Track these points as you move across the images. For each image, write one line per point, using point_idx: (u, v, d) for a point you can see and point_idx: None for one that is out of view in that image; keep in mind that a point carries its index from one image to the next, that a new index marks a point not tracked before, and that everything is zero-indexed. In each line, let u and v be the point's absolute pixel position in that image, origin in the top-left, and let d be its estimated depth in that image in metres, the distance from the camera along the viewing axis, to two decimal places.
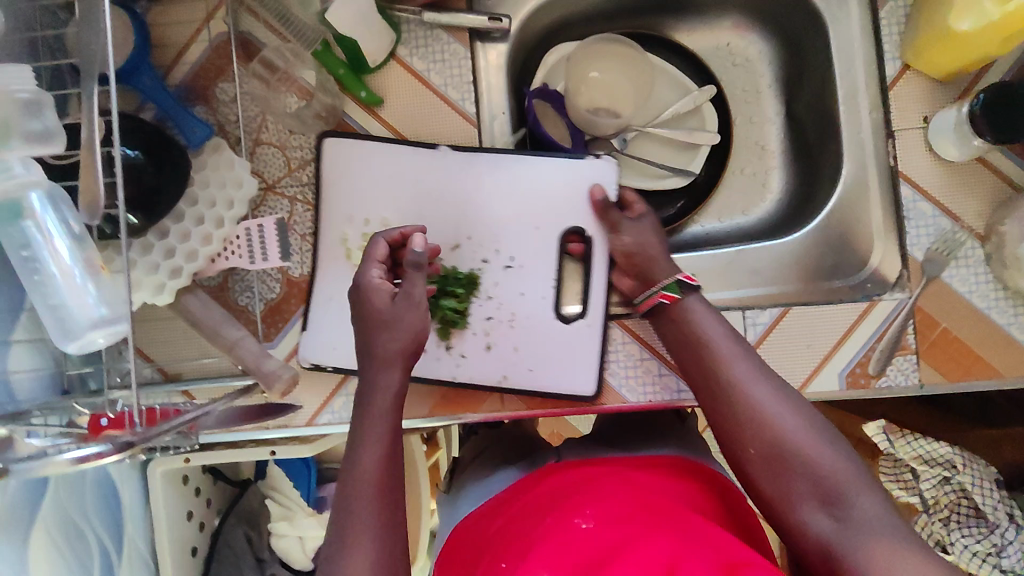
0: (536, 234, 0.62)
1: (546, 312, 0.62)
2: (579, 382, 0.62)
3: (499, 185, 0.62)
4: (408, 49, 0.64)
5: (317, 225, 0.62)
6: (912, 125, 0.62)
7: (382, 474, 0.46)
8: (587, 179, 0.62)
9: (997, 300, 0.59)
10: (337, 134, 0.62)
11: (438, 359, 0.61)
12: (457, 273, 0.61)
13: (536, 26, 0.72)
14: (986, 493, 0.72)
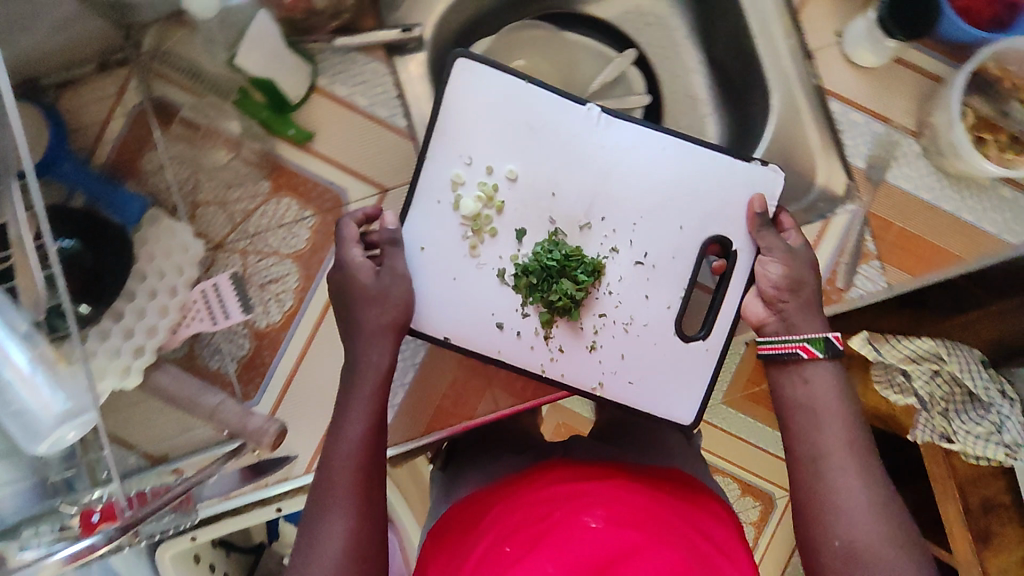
0: (678, 233, 0.59)
1: (670, 323, 0.60)
2: (678, 411, 0.62)
3: (654, 172, 0.59)
4: (327, 78, 0.63)
5: (274, 273, 0.62)
6: (828, 42, 0.63)
7: (363, 453, 0.52)
8: (748, 188, 0.59)
9: (942, 189, 0.61)
10: (471, 56, 0.57)
11: (530, 349, 0.60)
12: (583, 258, 0.58)
13: (448, 29, 0.70)
14: (975, 376, 0.76)
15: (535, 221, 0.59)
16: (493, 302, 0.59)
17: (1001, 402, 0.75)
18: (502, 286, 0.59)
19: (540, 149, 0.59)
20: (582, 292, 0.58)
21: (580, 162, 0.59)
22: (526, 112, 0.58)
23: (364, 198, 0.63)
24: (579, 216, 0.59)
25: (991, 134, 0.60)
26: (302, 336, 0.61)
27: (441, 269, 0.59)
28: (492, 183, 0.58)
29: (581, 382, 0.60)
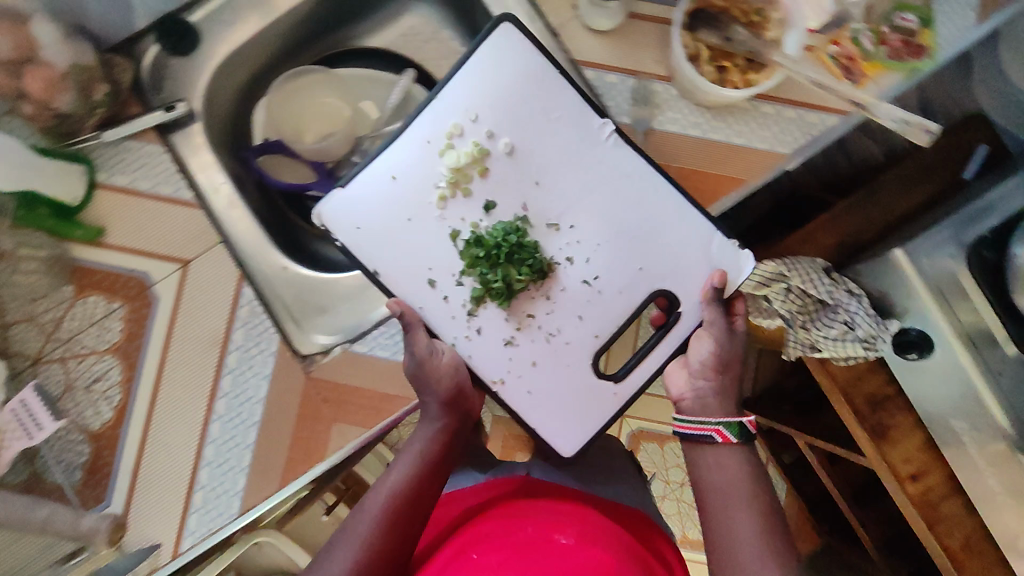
0: (635, 271, 0.58)
1: (592, 350, 0.58)
2: (565, 443, 0.59)
3: (609, 193, 0.58)
4: (106, 172, 0.63)
5: (96, 374, 0.62)
6: (568, 16, 0.66)
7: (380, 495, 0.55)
8: (715, 262, 0.59)
9: (708, 123, 0.64)
10: (511, 26, 0.56)
11: (450, 319, 0.57)
12: (536, 255, 0.56)
13: (224, 95, 0.70)
14: (817, 283, 0.76)
15: (508, 202, 0.57)
16: (429, 255, 0.57)
17: (849, 300, 0.75)
18: (451, 243, 0.57)
19: (558, 147, 0.57)
20: (520, 287, 0.57)
21: (562, 176, 0.57)
22: (540, 99, 0.57)
23: (167, 275, 0.63)
24: (547, 213, 0.57)
25: (730, 62, 0.62)
26: (138, 426, 0.62)
27: (393, 207, 0.56)
28: (478, 145, 0.56)
29: (480, 367, 0.57)
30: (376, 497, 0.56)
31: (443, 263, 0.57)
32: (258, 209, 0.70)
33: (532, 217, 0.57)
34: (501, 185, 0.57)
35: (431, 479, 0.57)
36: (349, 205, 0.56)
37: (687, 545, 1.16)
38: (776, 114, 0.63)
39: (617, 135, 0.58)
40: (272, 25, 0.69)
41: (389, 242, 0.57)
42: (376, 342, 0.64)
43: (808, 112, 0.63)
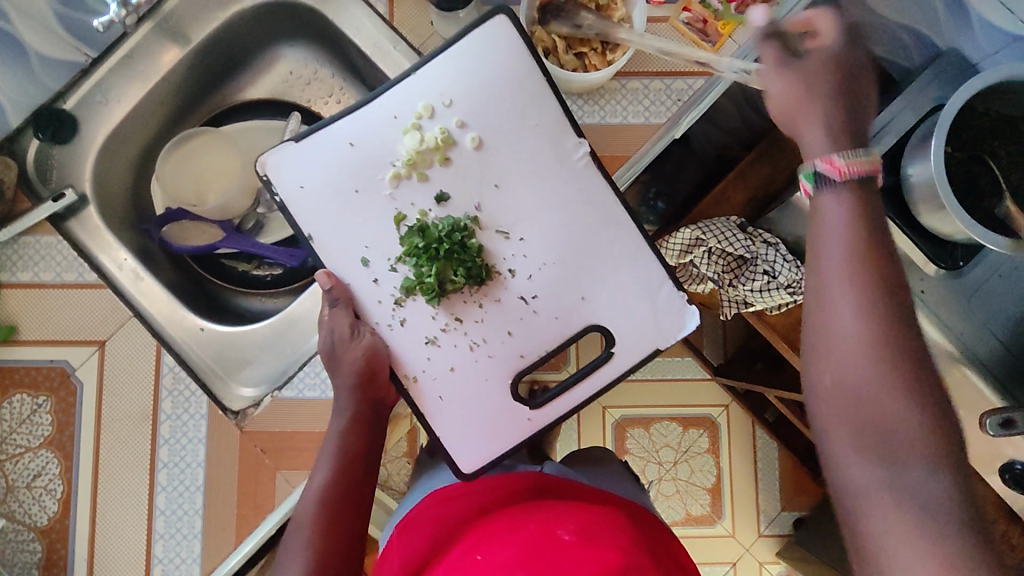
0: (574, 298, 0.57)
1: (516, 369, 0.57)
2: (467, 461, 0.57)
3: (568, 212, 0.56)
4: (9, 272, 0.67)
5: (33, 473, 0.66)
6: (428, 34, 0.68)
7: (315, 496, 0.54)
8: (666, 307, 0.57)
9: (581, 107, 0.67)
10: (513, 21, 0.55)
11: (376, 303, 0.56)
12: (471, 255, 0.55)
13: (117, 174, 0.71)
14: (732, 239, 0.72)
15: (463, 197, 0.56)
16: (366, 234, 0.56)
17: (766, 249, 0.71)
18: (393, 226, 0.56)
19: (528, 165, 0.56)
20: (453, 286, 0.56)
21: (522, 195, 0.56)
22: (519, 108, 0.56)
23: (85, 359, 0.67)
24: (500, 221, 0.56)
25: (587, 46, 0.64)
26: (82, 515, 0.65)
27: (346, 174, 0.56)
28: (446, 132, 0.55)
29: (400, 355, 0.56)
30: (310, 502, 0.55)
31: (381, 243, 0.56)
32: (170, 279, 0.71)
33: (481, 220, 0.56)
34: (457, 185, 0.56)
35: (357, 473, 0.56)
36: (304, 165, 0.56)
37: (687, 521, 1.15)
38: (646, 88, 0.67)
39: (589, 159, 0.56)
40: (149, 93, 0.70)
41: (336, 210, 0.56)
42: (303, 384, 0.63)
43: (674, 80, 0.67)
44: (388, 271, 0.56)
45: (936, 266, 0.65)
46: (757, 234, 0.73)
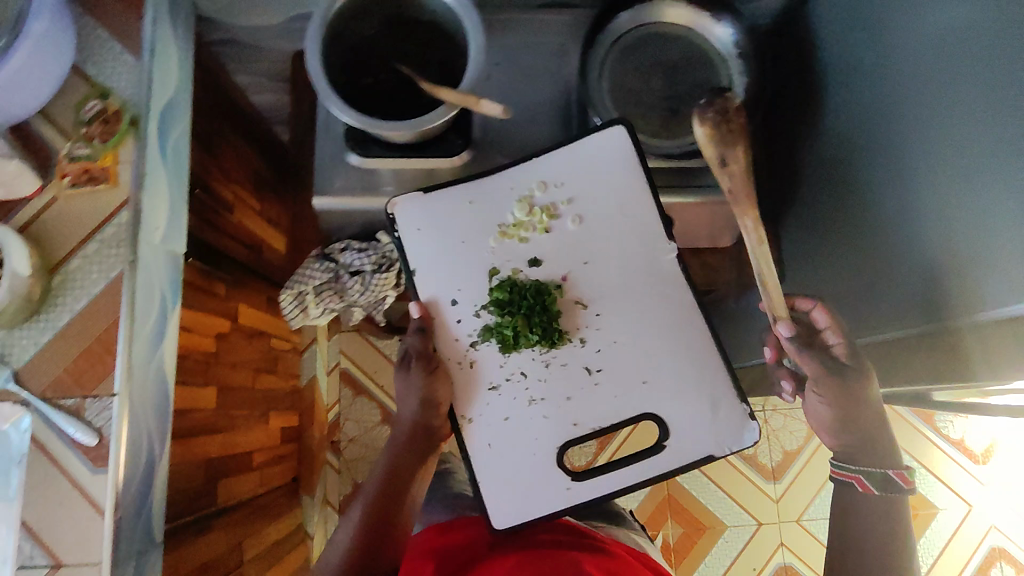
0: (642, 387, 0.75)
1: (572, 438, 0.75)
2: (499, 516, 0.75)
3: (645, 281, 0.76)
4: None
5: None
6: None
7: (350, 557, 0.76)
8: (727, 433, 0.75)
9: (52, 315, 0.70)
10: (623, 123, 0.77)
11: (459, 339, 0.77)
12: (532, 303, 0.75)
13: None
14: (325, 270, 0.84)
15: (553, 270, 0.76)
16: (461, 281, 0.77)
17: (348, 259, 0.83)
18: (489, 278, 0.77)
19: (619, 288, 0.76)
20: (523, 342, 0.75)
21: (603, 276, 0.76)
22: (625, 201, 0.77)
23: None
24: (582, 292, 0.76)
25: None
26: None
27: (450, 227, 0.78)
28: (547, 208, 0.77)
29: (482, 376, 0.76)
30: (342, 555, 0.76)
31: (473, 290, 0.77)
32: None
33: (564, 290, 0.76)
34: (554, 265, 0.77)
35: (369, 541, 0.77)
36: (426, 215, 0.78)
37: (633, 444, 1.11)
38: (87, 257, 0.70)
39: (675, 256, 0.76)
40: None
41: (455, 262, 0.77)
42: None
43: (103, 230, 0.70)
44: (473, 317, 0.77)
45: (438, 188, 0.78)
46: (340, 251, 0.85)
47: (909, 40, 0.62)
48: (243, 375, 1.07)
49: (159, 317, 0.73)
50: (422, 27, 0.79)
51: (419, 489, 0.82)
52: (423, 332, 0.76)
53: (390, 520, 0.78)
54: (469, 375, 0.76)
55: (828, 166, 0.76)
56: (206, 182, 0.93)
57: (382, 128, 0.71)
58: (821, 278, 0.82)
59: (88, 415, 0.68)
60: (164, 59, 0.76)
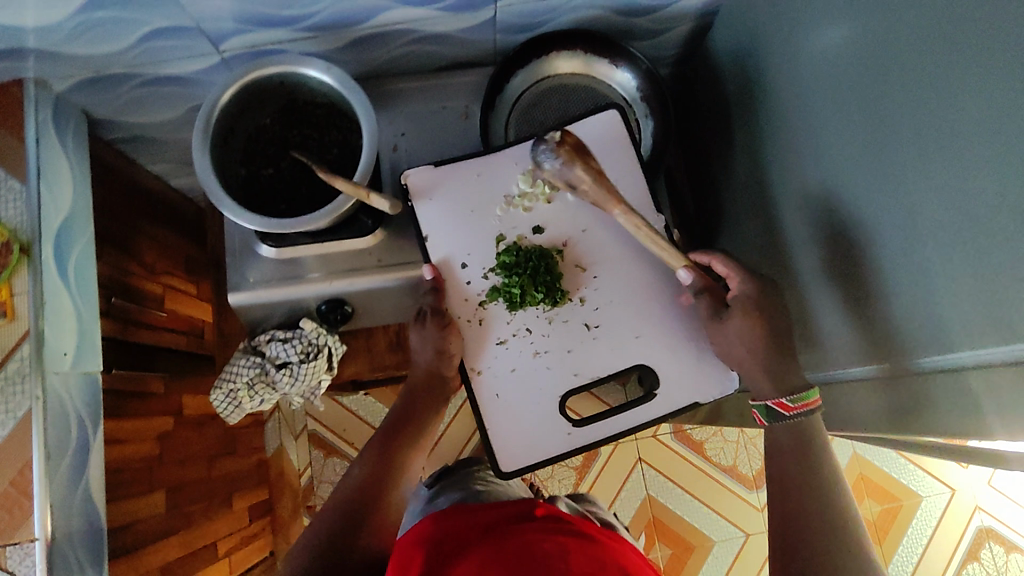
0: (634, 342, 0.78)
1: (574, 386, 0.78)
2: (506, 458, 0.78)
3: (642, 249, 0.79)
4: None
5: None
6: None
7: (353, 489, 0.76)
8: (714, 380, 0.77)
9: None
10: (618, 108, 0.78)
11: (467, 299, 0.79)
12: (537, 260, 0.77)
13: None
14: (253, 364, 0.83)
15: (555, 236, 0.79)
16: (470, 247, 0.79)
17: (276, 350, 0.82)
18: (495, 242, 0.79)
19: (614, 254, 0.79)
20: (529, 300, 0.78)
21: (602, 242, 0.79)
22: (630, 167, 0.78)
23: None
24: (581, 256, 0.79)
25: None
26: None
27: (471, 194, 0.79)
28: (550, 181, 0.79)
29: (492, 331, 0.79)
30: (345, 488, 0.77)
31: (482, 255, 0.79)
32: None
33: (566, 254, 0.79)
34: (552, 232, 0.79)
35: (378, 477, 0.77)
36: (434, 188, 0.79)
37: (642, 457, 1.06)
38: None
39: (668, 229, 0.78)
40: None
41: (464, 226, 0.79)
42: None
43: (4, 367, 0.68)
44: (482, 278, 0.79)
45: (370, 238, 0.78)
46: (265, 343, 0.83)
47: (815, 85, 0.65)
48: (196, 467, 1.04)
49: (78, 445, 0.71)
50: (319, 109, 0.77)
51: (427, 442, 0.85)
52: (438, 291, 0.78)
53: (393, 469, 0.79)
54: (478, 331, 0.79)
55: (791, 197, 0.73)
56: (125, 285, 0.90)
57: (288, 226, 0.69)
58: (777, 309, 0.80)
59: (12, 561, 0.66)
60: (56, 180, 0.74)
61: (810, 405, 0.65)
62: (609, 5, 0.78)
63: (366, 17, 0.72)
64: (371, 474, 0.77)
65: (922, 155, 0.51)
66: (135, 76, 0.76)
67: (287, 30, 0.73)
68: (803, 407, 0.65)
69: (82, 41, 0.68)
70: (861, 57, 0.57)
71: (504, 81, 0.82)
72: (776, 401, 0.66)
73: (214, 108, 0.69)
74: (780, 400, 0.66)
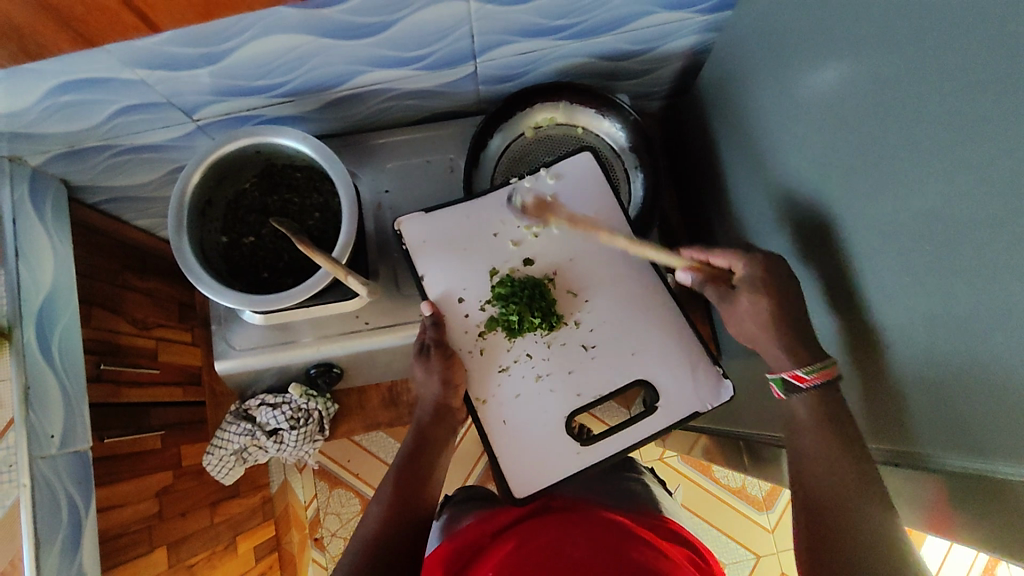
0: (633, 357, 0.73)
1: (579, 406, 0.72)
2: (517, 483, 0.69)
3: (629, 272, 0.75)
4: None
5: None
6: None
7: (377, 530, 0.68)
8: (709, 393, 0.71)
9: None
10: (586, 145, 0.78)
11: (464, 332, 0.74)
12: (532, 288, 0.73)
13: None
14: (245, 431, 0.86)
15: (546, 264, 0.75)
16: (467, 280, 0.74)
17: (267, 417, 0.86)
18: (489, 276, 0.74)
19: (609, 274, 0.75)
20: (529, 325, 0.72)
21: (594, 265, 0.75)
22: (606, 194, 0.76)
23: None
24: (573, 281, 0.75)
25: None
26: None
27: (458, 227, 0.75)
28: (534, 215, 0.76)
29: (494, 360, 0.73)
30: (366, 529, 0.69)
31: (479, 288, 0.74)
32: None
33: (557, 282, 0.75)
34: (545, 259, 0.75)
35: (402, 517, 0.70)
36: (425, 225, 0.75)
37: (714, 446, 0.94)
38: None
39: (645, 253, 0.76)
40: None
41: (457, 260, 0.75)
42: None
43: None
44: (480, 311, 0.74)
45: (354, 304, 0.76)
46: (253, 409, 0.86)
47: (798, 142, 0.64)
48: (200, 517, 0.99)
49: (69, 525, 0.71)
50: (298, 172, 0.76)
51: (442, 475, 0.76)
52: (438, 325, 0.73)
53: (412, 513, 0.71)
54: (478, 363, 0.73)
55: (781, 244, 0.71)
56: (115, 346, 0.87)
57: (270, 303, 0.67)
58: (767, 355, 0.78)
59: None
60: (37, 258, 0.73)
61: (828, 375, 0.60)
62: (590, 52, 0.77)
63: (343, 80, 0.72)
64: (391, 522, 0.69)
65: (909, 231, 0.49)
66: (109, 147, 0.75)
67: (263, 97, 0.71)
68: (820, 378, 0.59)
69: (54, 121, 0.66)
70: (842, 120, 0.56)
71: (486, 137, 0.83)
72: (791, 372, 0.61)
73: (187, 187, 0.68)
74: (795, 372, 0.61)
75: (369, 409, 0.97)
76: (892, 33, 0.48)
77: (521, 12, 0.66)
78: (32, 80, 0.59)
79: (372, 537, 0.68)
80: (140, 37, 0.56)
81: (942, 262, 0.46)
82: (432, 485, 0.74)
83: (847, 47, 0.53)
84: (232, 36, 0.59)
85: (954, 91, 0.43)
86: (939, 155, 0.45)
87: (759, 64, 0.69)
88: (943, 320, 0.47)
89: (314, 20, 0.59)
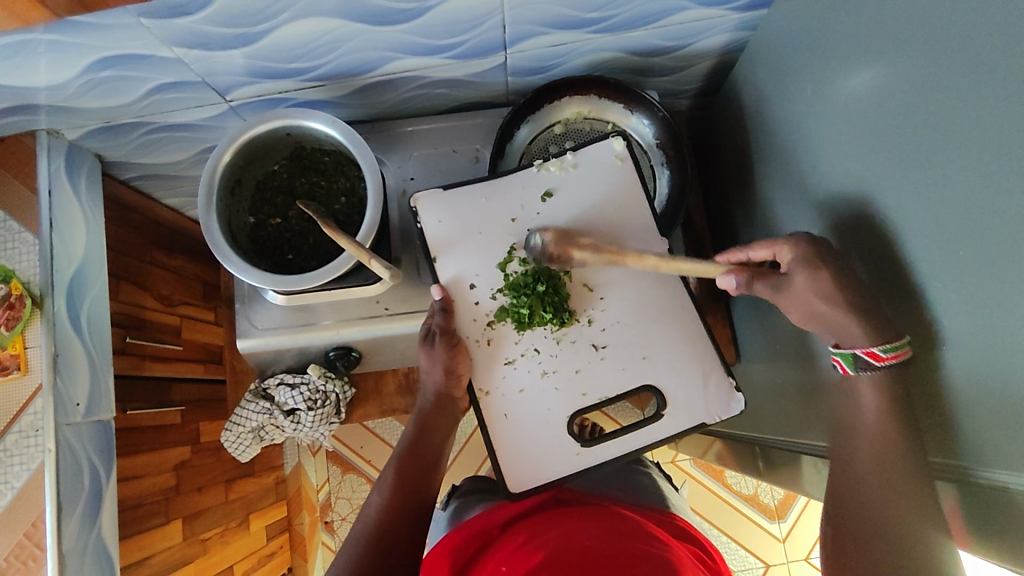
0: (640, 361, 0.73)
1: (583, 407, 0.72)
2: (516, 479, 0.70)
3: (645, 269, 0.75)
4: None
5: None
6: None
7: (376, 520, 0.69)
8: (718, 406, 0.71)
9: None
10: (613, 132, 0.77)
11: (472, 319, 0.74)
12: (543, 276, 0.72)
13: None
14: (265, 409, 0.88)
15: (561, 258, 0.74)
16: (481, 267, 0.74)
17: (286, 398, 0.87)
18: (501, 263, 0.74)
19: (625, 273, 0.75)
20: (537, 319, 0.72)
21: (611, 263, 0.75)
22: (626, 189, 0.76)
23: None
24: (589, 276, 0.74)
25: None
26: None
27: (477, 214, 0.75)
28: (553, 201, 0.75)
29: (500, 351, 0.73)
30: (367, 516, 0.70)
31: (492, 276, 0.74)
32: None
33: (574, 276, 0.74)
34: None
35: (402, 507, 0.70)
36: (444, 207, 0.75)
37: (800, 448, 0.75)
38: (6, 450, 0.69)
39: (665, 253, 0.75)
40: None
41: (474, 248, 0.74)
42: None
43: (18, 422, 0.70)
44: (491, 299, 0.74)
45: (375, 290, 0.76)
46: (274, 388, 0.88)
47: (830, 145, 0.63)
48: (216, 493, 1.01)
49: (90, 491, 0.73)
50: (326, 156, 0.77)
51: (445, 464, 0.77)
52: (446, 312, 0.73)
53: (413, 503, 0.71)
54: (484, 352, 0.73)
55: None
56: (140, 321, 0.89)
57: (291, 283, 0.68)
58: (789, 360, 0.77)
59: None
60: (70, 230, 0.75)
61: (901, 356, 0.54)
62: (621, 47, 0.77)
63: (374, 67, 0.72)
64: (391, 510, 0.69)
65: (945, 235, 0.48)
66: (144, 124, 0.76)
67: (295, 80, 0.72)
68: (895, 359, 0.55)
69: (92, 96, 0.68)
70: (878, 121, 0.55)
71: (514, 128, 0.83)
72: (866, 348, 0.56)
73: (216, 166, 0.69)
74: (871, 348, 0.56)
75: (388, 393, 0.97)
76: (932, 36, 0.47)
77: (553, 3, 0.66)
78: (73, 54, 0.60)
79: (374, 526, 0.68)
80: (177, 14, 0.57)
81: (974, 267, 0.46)
82: (435, 477, 0.74)
83: (884, 49, 0.52)
84: (268, 17, 0.60)
85: (995, 92, 0.42)
86: (979, 157, 0.44)
87: (793, 65, 0.68)
88: (974, 324, 0.47)
89: (350, 5, 0.60)
